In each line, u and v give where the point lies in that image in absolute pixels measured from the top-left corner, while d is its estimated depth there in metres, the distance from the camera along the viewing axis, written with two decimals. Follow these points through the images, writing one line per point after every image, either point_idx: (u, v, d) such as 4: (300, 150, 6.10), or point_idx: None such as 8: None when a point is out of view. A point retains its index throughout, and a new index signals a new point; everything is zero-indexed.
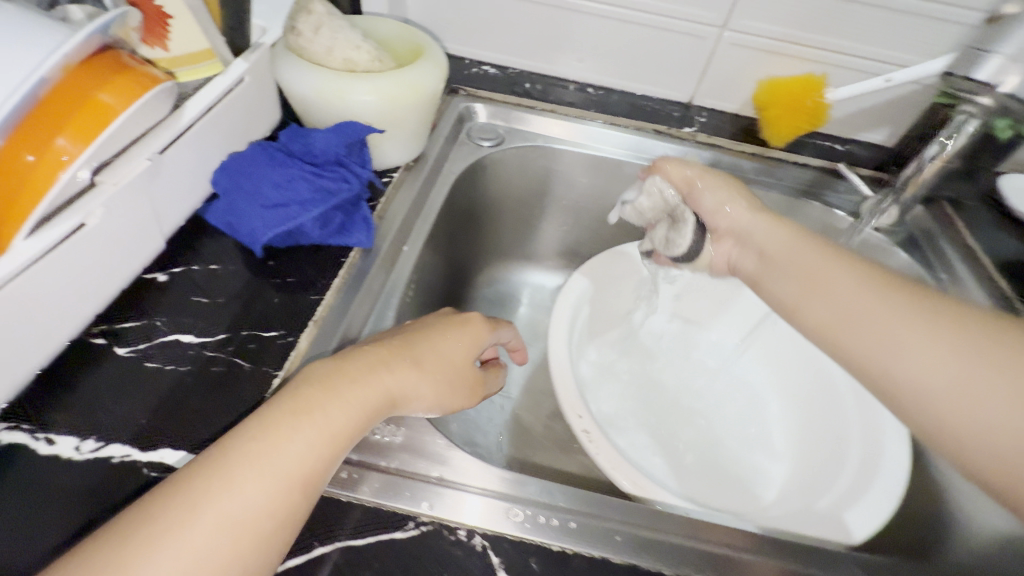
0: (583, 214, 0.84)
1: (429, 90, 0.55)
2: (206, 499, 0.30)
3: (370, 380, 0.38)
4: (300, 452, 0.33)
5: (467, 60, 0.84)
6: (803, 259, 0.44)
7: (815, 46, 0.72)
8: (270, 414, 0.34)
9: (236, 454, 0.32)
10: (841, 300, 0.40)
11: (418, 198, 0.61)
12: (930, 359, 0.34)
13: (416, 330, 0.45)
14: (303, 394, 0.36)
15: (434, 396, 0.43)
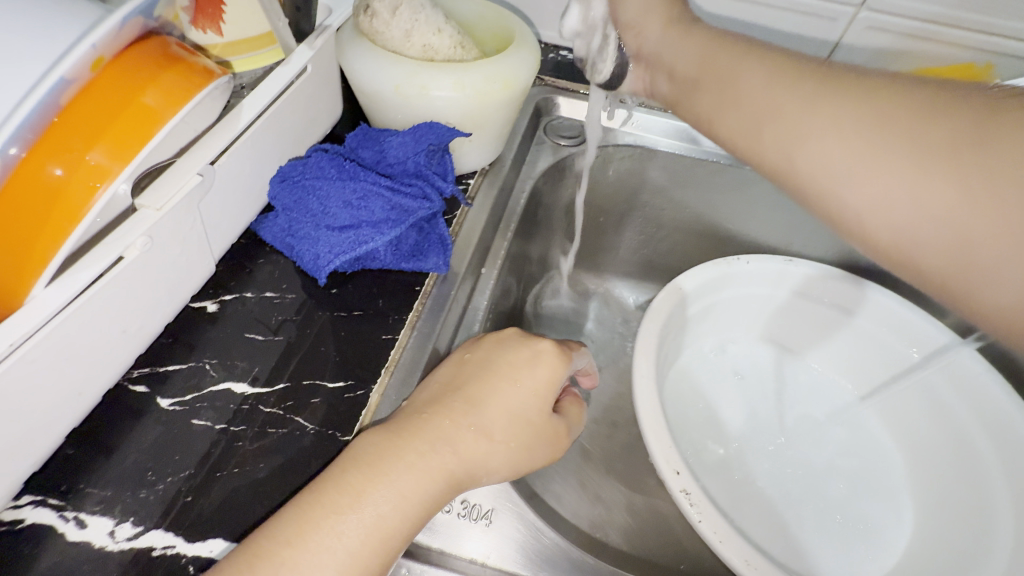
0: (668, 222, 0.73)
1: (521, 83, 0.46)
2: None
3: (425, 457, 0.32)
4: (345, 558, 0.28)
5: (542, 44, 0.74)
6: (755, 99, 0.35)
7: (979, 31, 0.59)
8: (313, 503, 0.29)
9: (280, 552, 0.28)
10: (761, 97, 0.34)
11: (496, 209, 0.53)
12: (898, 174, 0.28)
13: (482, 377, 0.37)
14: (352, 481, 0.30)
15: (504, 462, 0.35)
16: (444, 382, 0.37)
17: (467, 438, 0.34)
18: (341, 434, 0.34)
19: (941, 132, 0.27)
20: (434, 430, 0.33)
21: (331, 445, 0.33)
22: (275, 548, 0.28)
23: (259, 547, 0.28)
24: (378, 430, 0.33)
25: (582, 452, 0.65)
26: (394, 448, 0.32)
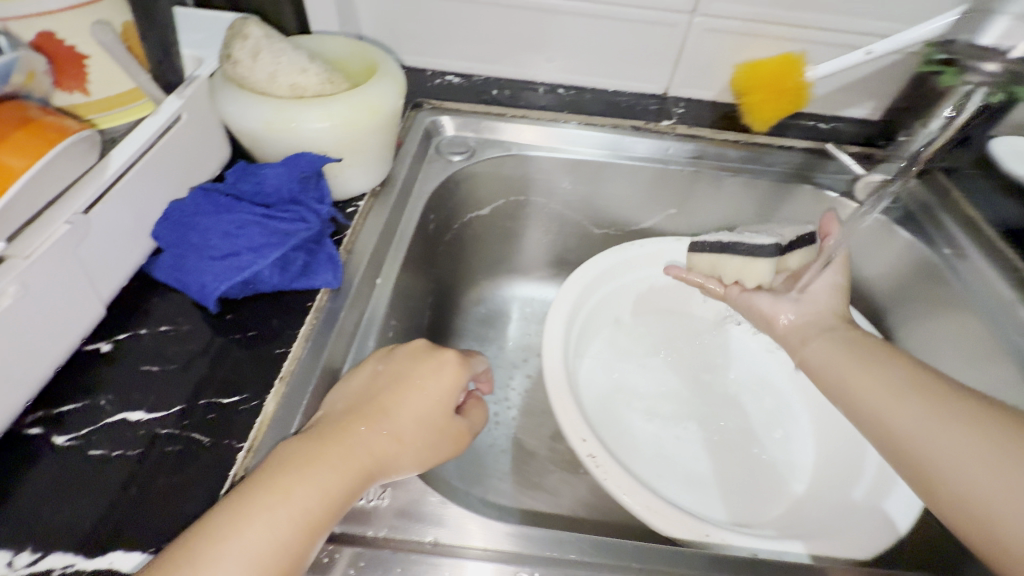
0: (566, 219, 0.80)
1: (389, 109, 0.51)
2: None
3: (345, 460, 0.35)
4: (262, 550, 0.30)
5: (428, 71, 0.80)
6: (840, 366, 0.48)
7: (794, 24, 0.68)
8: (237, 518, 0.30)
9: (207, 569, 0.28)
10: (877, 395, 0.44)
11: (389, 225, 0.57)
12: (970, 450, 0.37)
13: (397, 391, 0.40)
14: (279, 495, 0.32)
15: (414, 459, 0.38)
16: (357, 392, 0.40)
17: (382, 448, 0.37)
18: (238, 443, 0.37)
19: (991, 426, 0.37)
20: (355, 443, 0.36)
21: (229, 454, 0.36)
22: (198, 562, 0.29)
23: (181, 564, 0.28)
24: (295, 448, 0.35)
25: (512, 441, 0.69)
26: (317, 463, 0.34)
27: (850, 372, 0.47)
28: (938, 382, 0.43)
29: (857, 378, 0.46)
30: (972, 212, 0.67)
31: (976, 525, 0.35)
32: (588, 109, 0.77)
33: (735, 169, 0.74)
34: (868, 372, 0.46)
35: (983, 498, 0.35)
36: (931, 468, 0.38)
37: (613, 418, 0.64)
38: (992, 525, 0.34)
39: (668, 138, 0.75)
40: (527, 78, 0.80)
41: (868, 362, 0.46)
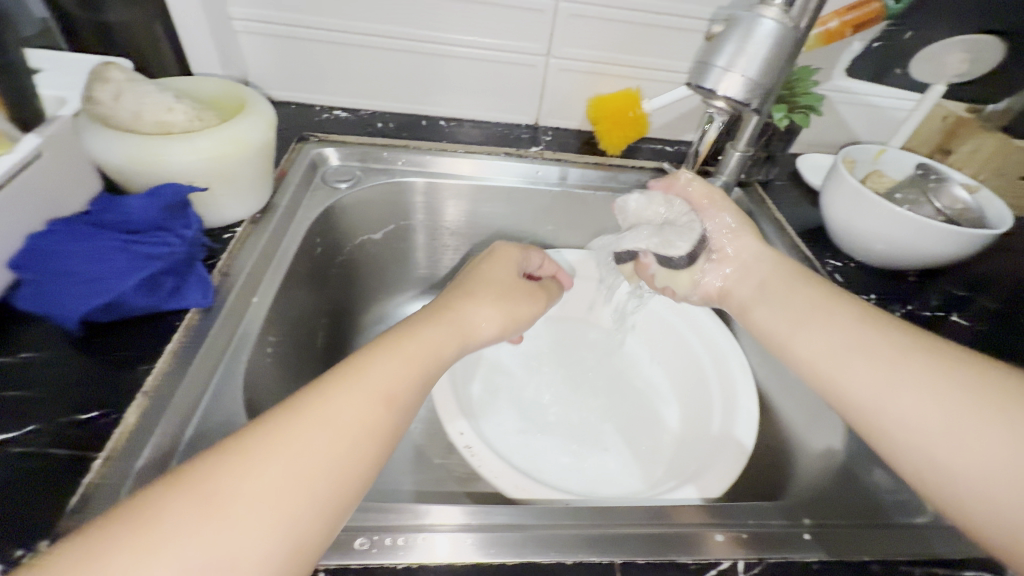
0: (455, 238, 0.88)
1: (258, 143, 0.56)
2: (222, 480, 0.31)
3: (450, 316, 0.48)
4: (353, 413, 0.37)
5: (318, 106, 0.86)
6: (785, 325, 0.53)
7: (630, 65, 0.81)
8: (356, 371, 0.39)
9: (270, 454, 0.33)
10: (843, 357, 0.46)
11: (269, 248, 0.62)
12: (936, 404, 0.40)
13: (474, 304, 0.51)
14: (310, 409, 0.36)
15: (500, 313, 0.52)
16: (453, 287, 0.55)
17: (430, 351, 0.44)
18: (93, 452, 0.39)
19: (965, 383, 0.40)
20: (415, 348, 0.43)
21: (83, 463, 0.39)
22: (256, 446, 0.33)
23: (266, 445, 0.33)
24: (350, 360, 0.41)
25: (406, 446, 0.73)
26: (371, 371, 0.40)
27: (818, 327, 0.50)
28: (908, 338, 0.45)
29: (824, 345, 0.48)
30: (779, 216, 0.80)
31: (935, 474, 0.38)
32: (467, 138, 0.86)
33: (595, 187, 0.84)
34: (867, 363, 0.45)
35: (939, 442, 0.39)
36: (929, 465, 0.39)
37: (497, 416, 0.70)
38: (952, 475, 0.37)
39: (537, 162, 0.84)
40: (411, 112, 0.88)
41: (861, 348, 0.46)
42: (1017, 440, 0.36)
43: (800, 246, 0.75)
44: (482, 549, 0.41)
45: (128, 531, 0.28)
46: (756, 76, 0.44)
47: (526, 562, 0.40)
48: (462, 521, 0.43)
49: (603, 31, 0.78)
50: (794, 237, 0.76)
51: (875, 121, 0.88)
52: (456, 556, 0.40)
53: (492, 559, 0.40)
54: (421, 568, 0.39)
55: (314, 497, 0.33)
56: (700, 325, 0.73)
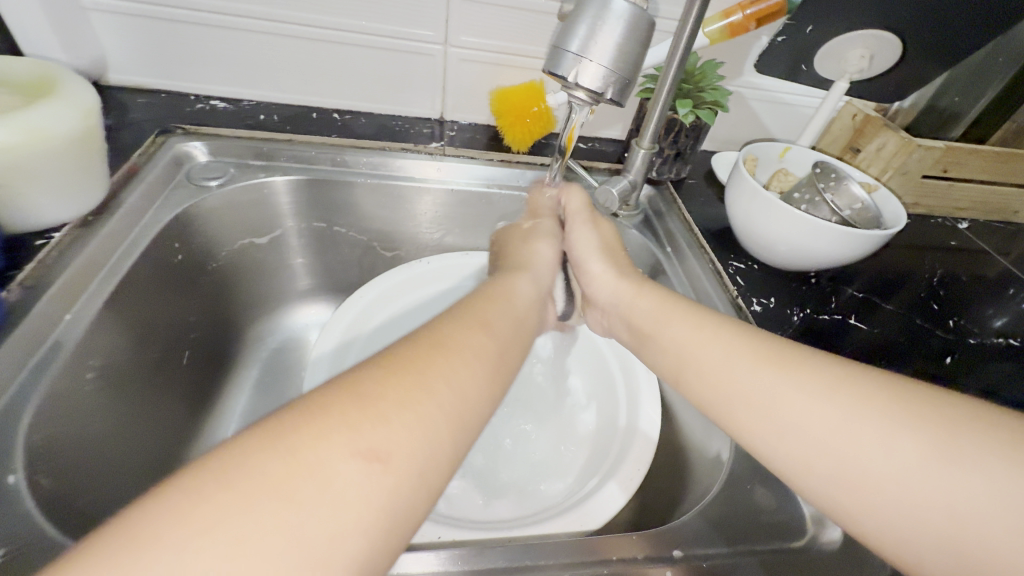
0: (352, 241, 0.81)
1: (62, 133, 0.48)
2: (304, 473, 0.26)
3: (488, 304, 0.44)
4: (440, 408, 0.32)
5: (193, 95, 0.77)
6: (699, 362, 0.45)
7: (534, 56, 0.77)
8: (417, 360, 0.34)
9: (224, 508, 0.24)
10: (758, 392, 0.40)
11: (95, 254, 0.54)
12: (877, 441, 0.34)
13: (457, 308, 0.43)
14: (385, 393, 0.31)
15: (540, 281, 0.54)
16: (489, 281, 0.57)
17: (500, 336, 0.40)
18: None
19: (896, 409, 0.35)
20: (495, 320, 0.42)
21: None
22: (336, 430, 0.28)
23: (207, 493, 0.24)
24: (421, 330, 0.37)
25: None
26: (446, 366, 0.34)
27: (723, 353, 0.44)
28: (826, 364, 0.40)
29: (743, 381, 0.42)
30: (688, 216, 0.77)
31: (880, 526, 0.33)
32: (361, 132, 0.79)
33: (501, 185, 0.79)
34: (756, 380, 0.41)
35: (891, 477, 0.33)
36: (818, 477, 0.36)
37: None
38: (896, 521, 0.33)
39: (437, 159, 0.78)
40: (302, 104, 0.80)
41: (743, 361, 0.42)
42: (899, 439, 0.34)
43: (705, 249, 0.72)
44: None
45: (274, 491, 0.25)
46: (610, 63, 0.40)
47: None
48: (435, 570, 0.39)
49: (502, 19, 0.72)
50: (700, 238, 0.74)
51: (787, 119, 0.87)
52: None
53: None
54: None
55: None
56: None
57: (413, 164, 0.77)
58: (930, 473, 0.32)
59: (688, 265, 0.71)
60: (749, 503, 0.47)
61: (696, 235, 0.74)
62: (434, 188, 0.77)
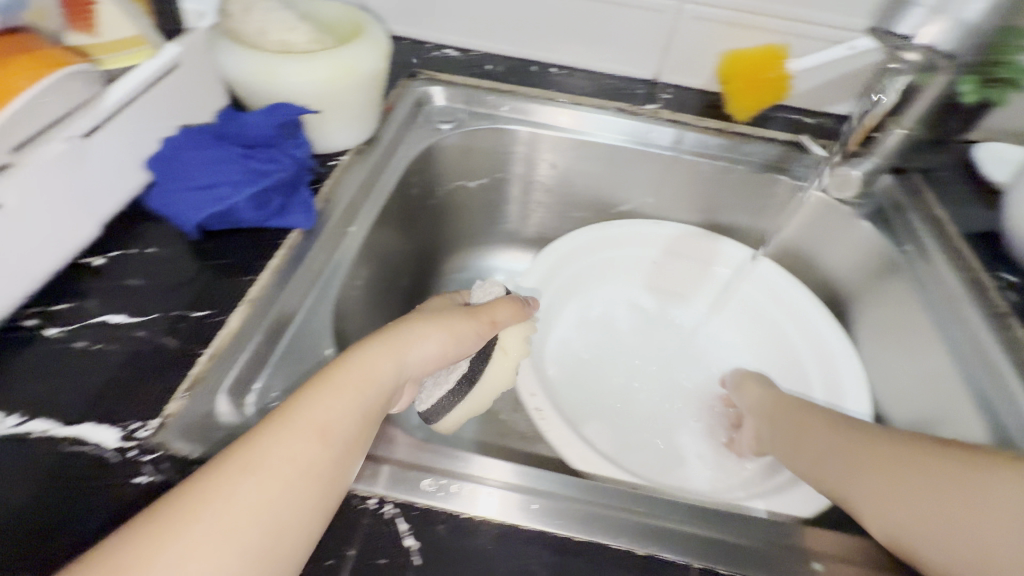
0: (550, 194, 0.83)
1: (368, 70, 0.55)
2: (223, 485, 0.32)
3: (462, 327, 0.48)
4: (339, 415, 0.37)
5: (429, 44, 0.83)
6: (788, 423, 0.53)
7: (780, 16, 0.69)
8: (296, 395, 0.37)
9: (236, 451, 0.33)
10: (836, 456, 0.46)
11: (366, 179, 0.61)
12: (943, 523, 0.37)
13: (486, 312, 0.51)
14: (308, 389, 0.37)
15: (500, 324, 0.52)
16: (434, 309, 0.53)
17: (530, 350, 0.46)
18: (200, 349, 0.42)
19: (969, 477, 0.38)
20: (431, 330, 0.46)
21: (192, 358, 0.42)
22: (254, 454, 0.33)
23: (249, 440, 0.34)
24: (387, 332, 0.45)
25: None
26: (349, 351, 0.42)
27: (807, 428, 0.50)
28: (893, 449, 0.43)
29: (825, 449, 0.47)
30: (938, 212, 0.67)
31: None
32: (576, 89, 0.79)
33: (713, 155, 0.75)
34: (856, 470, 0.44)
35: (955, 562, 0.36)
36: (923, 553, 0.37)
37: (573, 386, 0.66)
38: None
39: (651, 121, 0.76)
40: (522, 57, 0.82)
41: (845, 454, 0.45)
42: (970, 504, 0.37)
43: (960, 255, 0.62)
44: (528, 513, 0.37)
45: (203, 504, 0.31)
46: None
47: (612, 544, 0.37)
48: (512, 479, 0.39)
49: None
50: (953, 241, 0.64)
51: None
52: (504, 516, 0.37)
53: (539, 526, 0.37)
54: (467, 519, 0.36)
55: (215, 557, 0.30)
56: (792, 301, 0.69)
57: (626, 123, 0.76)
58: (1016, 536, 0.34)
59: (937, 268, 0.62)
60: None
61: (948, 236, 0.64)
62: (645, 149, 0.76)
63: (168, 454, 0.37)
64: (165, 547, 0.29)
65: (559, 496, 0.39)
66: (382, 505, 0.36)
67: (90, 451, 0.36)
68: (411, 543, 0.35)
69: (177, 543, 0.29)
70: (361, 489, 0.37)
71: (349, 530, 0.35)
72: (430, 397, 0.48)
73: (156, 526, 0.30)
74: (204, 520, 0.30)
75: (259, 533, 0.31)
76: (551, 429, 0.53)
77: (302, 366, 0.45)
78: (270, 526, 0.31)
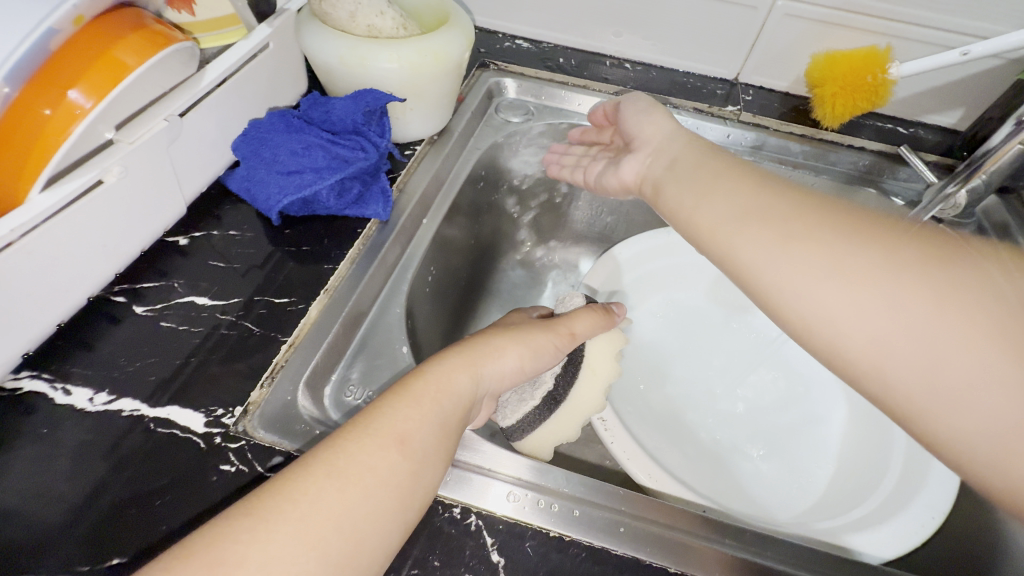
0: (615, 193, 0.80)
1: (453, 58, 0.53)
2: (295, 493, 0.30)
3: (542, 335, 0.45)
4: (410, 426, 0.34)
5: (500, 34, 0.81)
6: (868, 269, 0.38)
7: (885, 16, 0.64)
8: (377, 403, 0.35)
9: (323, 455, 0.32)
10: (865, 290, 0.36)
11: (440, 170, 0.60)
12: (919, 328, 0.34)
13: (563, 323, 0.48)
14: (393, 398, 0.36)
15: (589, 327, 0.49)
16: (514, 319, 0.51)
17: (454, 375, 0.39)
18: (282, 337, 0.42)
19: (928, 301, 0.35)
20: (508, 341, 0.44)
21: (274, 344, 0.41)
22: (331, 459, 0.31)
23: (329, 444, 0.32)
24: (463, 343, 0.42)
25: None
26: (427, 361, 0.40)
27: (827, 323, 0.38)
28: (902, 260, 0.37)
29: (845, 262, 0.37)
30: None
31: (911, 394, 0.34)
32: (652, 86, 0.76)
33: (796, 163, 0.71)
34: (736, 224, 0.42)
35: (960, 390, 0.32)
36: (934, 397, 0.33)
37: (637, 398, 0.64)
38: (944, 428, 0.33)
39: (730, 124, 0.72)
40: (596, 50, 0.79)
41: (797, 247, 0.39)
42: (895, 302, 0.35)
43: None
44: (551, 515, 0.36)
45: (283, 504, 0.29)
46: None
47: (655, 562, 0.35)
48: (528, 476, 0.37)
49: None
50: None
51: None
52: (523, 516, 0.35)
53: (565, 530, 0.35)
54: (487, 518, 0.35)
55: (279, 563, 0.27)
56: None
57: (702, 125, 0.72)
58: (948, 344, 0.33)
59: None
60: None
61: None
62: (721, 152, 0.72)
63: (252, 444, 0.36)
64: (247, 545, 0.27)
65: (648, 520, 0.36)
66: (465, 516, 0.35)
67: (176, 434, 0.36)
68: (496, 559, 0.33)
69: (258, 543, 0.28)
70: (442, 495, 0.36)
71: (444, 542, 0.34)
72: (516, 412, 0.46)
73: (215, 532, 0.28)
74: (286, 521, 0.28)
75: (339, 540, 0.29)
76: (618, 442, 0.48)
77: (377, 359, 0.44)
78: (348, 535, 0.29)
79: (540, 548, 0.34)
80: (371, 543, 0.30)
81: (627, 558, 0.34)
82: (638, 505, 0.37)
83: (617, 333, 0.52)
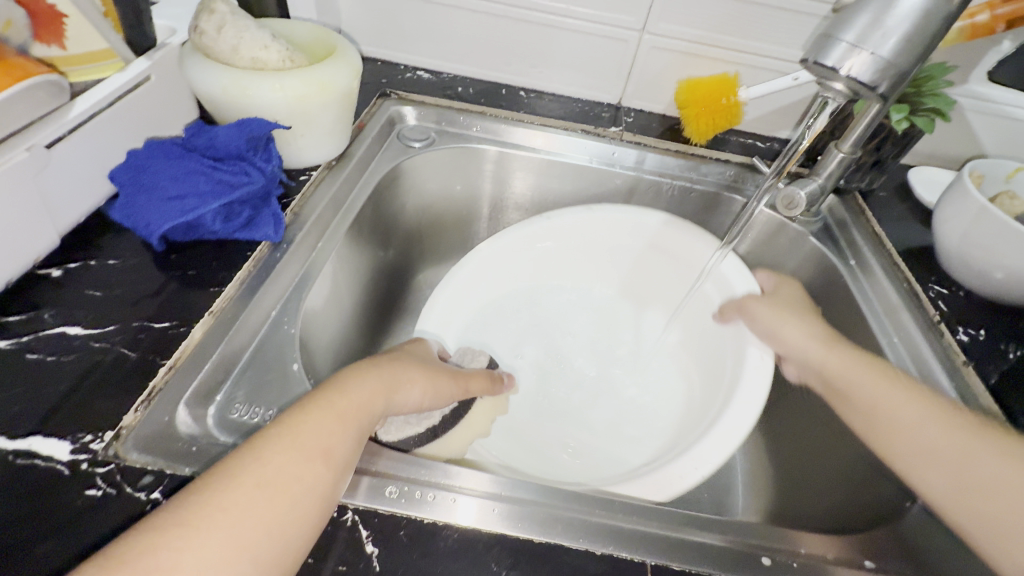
0: (519, 211, 0.85)
1: (340, 87, 0.56)
2: (223, 508, 0.30)
3: (446, 374, 0.49)
4: (338, 440, 0.36)
5: (402, 66, 0.85)
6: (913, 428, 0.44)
7: (732, 48, 0.74)
8: (301, 416, 0.36)
9: (250, 466, 0.32)
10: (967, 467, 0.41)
11: (338, 194, 0.62)
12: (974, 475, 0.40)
13: (462, 373, 0.51)
14: (319, 412, 0.37)
15: (479, 377, 0.53)
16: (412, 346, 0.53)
17: (366, 404, 0.39)
18: (161, 359, 0.42)
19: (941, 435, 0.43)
20: (419, 374, 0.46)
21: (151, 367, 0.41)
22: (255, 472, 0.32)
23: (259, 455, 0.33)
24: (380, 365, 0.44)
25: None
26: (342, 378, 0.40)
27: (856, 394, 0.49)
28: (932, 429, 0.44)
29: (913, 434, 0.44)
30: (879, 228, 0.71)
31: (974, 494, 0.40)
32: (545, 111, 0.82)
33: (672, 175, 0.79)
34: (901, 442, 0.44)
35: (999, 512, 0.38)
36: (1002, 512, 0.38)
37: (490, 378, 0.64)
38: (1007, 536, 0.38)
39: (614, 142, 0.80)
40: (494, 80, 0.85)
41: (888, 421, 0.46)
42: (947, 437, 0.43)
43: (901, 267, 0.66)
44: (510, 520, 0.38)
45: (210, 515, 0.30)
46: (887, 54, 0.39)
47: (531, 536, 0.37)
48: (488, 488, 0.39)
49: (705, 9, 0.71)
50: (893, 255, 0.67)
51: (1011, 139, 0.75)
52: (480, 523, 0.37)
53: (520, 532, 0.37)
54: (388, 514, 0.37)
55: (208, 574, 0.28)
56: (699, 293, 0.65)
57: (589, 144, 0.79)
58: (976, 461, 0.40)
59: (877, 281, 0.66)
60: (949, 539, 0.42)
61: (888, 249, 0.68)
62: (607, 168, 0.79)
63: (122, 466, 0.36)
64: (181, 553, 0.28)
65: (526, 501, 0.39)
66: (343, 512, 0.37)
67: (40, 464, 0.35)
68: (372, 549, 0.35)
69: (189, 552, 0.28)
70: (351, 501, 0.37)
71: (337, 542, 0.35)
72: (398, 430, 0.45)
73: (125, 555, 0.27)
74: (216, 533, 0.29)
75: (271, 542, 0.31)
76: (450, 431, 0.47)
77: (263, 375, 0.44)
78: (278, 539, 0.31)
79: (426, 536, 0.36)
80: (294, 551, 0.31)
81: (503, 535, 0.37)
82: (522, 489, 0.40)
83: (500, 390, 0.57)
